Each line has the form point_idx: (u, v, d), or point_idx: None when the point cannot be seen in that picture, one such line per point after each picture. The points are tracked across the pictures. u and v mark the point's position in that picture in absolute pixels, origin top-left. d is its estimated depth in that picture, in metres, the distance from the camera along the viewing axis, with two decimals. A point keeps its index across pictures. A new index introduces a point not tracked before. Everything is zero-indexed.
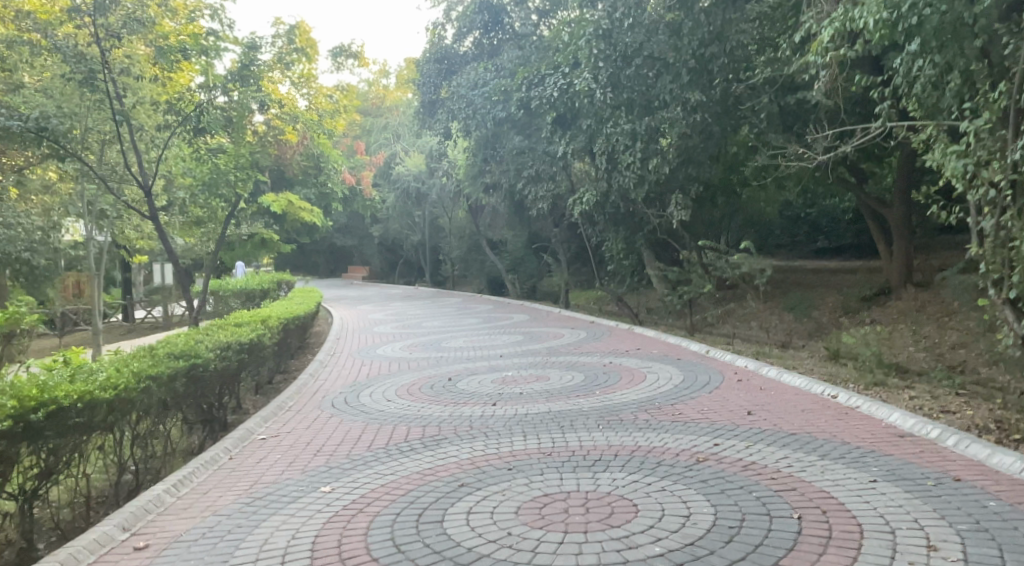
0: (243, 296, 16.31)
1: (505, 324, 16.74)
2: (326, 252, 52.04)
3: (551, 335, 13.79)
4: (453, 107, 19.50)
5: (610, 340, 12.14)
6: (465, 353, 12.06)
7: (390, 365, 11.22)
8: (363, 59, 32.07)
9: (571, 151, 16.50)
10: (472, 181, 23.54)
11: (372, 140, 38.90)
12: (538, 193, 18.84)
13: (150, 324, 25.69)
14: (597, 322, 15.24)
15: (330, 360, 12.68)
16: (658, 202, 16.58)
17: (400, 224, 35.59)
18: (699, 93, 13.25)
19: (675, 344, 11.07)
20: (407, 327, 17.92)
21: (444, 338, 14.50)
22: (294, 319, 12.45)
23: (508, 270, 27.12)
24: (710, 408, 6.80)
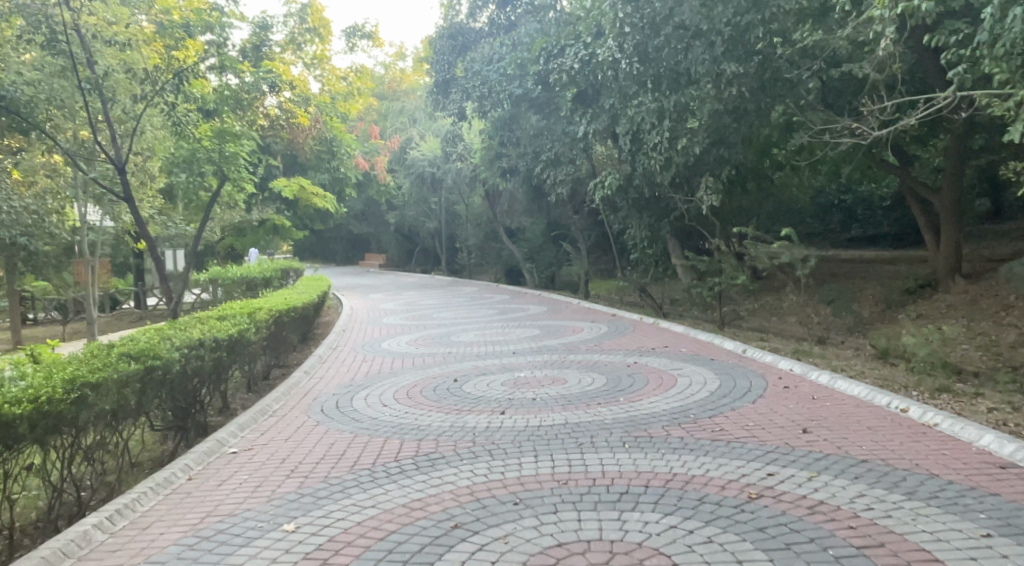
0: (244, 286, 15.38)
1: (521, 316, 15.77)
2: (342, 239, 51.31)
3: (569, 328, 12.80)
4: (468, 86, 18.48)
5: (633, 336, 11.10)
6: (475, 349, 11.06)
7: (392, 362, 10.24)
8: (377, 39, 31.15)
9: (592, 131, 15.62)
10: (488, 165, 22.55)
11: (388, 124, 38.02)
12: (557, 177, 17.80)
13: (160, 312, 25.02)
14: (619, 315, 14.19)
15: (330, 354, 11.73)
16: (686, 185, 15.50)
17: (416, 210, 34.70)
18: (735, 64, 12.17)
19: (707, 342, 10.00)
20: (418, 318, 17.05)
21: (455, 331, 13.53)
22: (292, 310, 11.54)
23: (526, 259, 26.13)
24: (755, 423, 5.76)
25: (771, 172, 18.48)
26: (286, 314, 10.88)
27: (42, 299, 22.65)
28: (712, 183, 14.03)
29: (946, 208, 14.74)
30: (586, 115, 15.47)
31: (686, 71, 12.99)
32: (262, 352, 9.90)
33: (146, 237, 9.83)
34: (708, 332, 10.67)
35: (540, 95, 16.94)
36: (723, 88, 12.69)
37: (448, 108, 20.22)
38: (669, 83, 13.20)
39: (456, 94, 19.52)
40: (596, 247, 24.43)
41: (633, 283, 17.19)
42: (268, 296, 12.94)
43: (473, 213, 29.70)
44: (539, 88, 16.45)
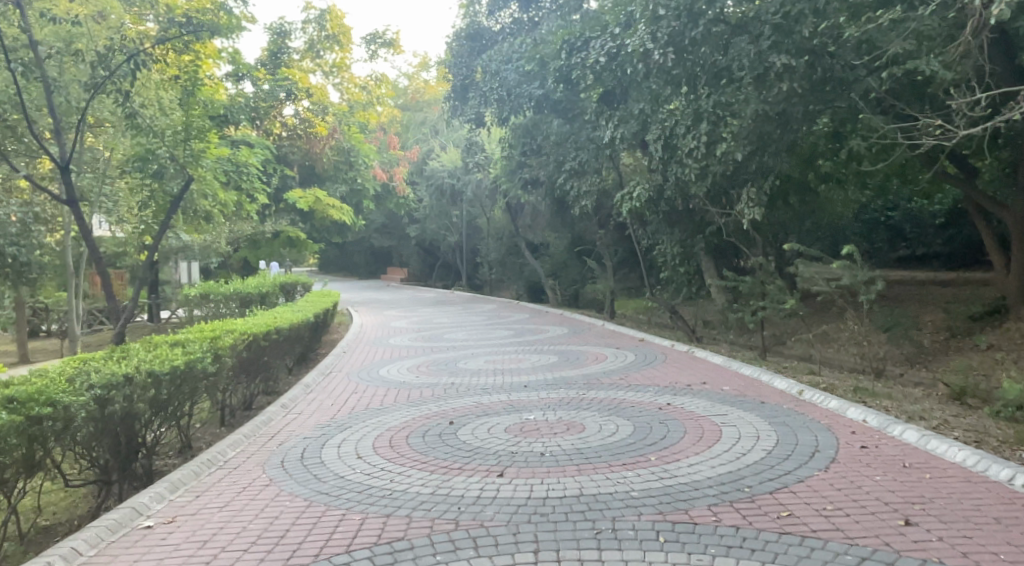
0: (238, 301, 14.21)
1: (539, 339, 14.38)
2: (365, 253, 50.24)
3: (590, 356, 11.39)
4: (486, 89, 17.26)
5: (662, 368, 9.65)
6: (483, 380, 9.65)
7: (386, 395, 8.90)
8: (398, 46, 30.15)
9: (619, 137, 14.21)
10: (509, 177, 21.29)
11: (410, 135, 37.01)
12: (581, 189, 16.47)
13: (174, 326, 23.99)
14: (647, 341, 12.74)
15: (321, 381, 10.43)
16: (722, 197, 14.08)
17: (436, 223, 33.54)
18: (786, 56, 10.72)
19: (751, 379, 8.52)
20: (427, 338, 15.74)
21: (463, 356, 12.16)
22: (281, 329, 10.32)
23: (549, 276, 24.81)
24: (834, 507, 4.31)
25: (816, 184, 17.00)
26: (270, 335, 9.64)
27: (53, 311, 21.74)
28: (754, 194, 12.52)
29: (1019, 225, 13.14)
30: (611, 120, 14.19)
31: (726, 69, 11.70)
32: (235, 380, 8.67)
33: (89, 242, 8.82)
34: (752, 365, 9.20)
35: (562, 96, 15.67)
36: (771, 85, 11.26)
37: (466, 113, 18.96)
38: (706, 81, 11.89)
39: (474, 96, 18.27)
40: (623, 264, 23.02)
41: (663, 304, 15.79)
42: (257, 314, 11.72)
43: (494, 227, 28.43)
44: (562, 90, 15.16)
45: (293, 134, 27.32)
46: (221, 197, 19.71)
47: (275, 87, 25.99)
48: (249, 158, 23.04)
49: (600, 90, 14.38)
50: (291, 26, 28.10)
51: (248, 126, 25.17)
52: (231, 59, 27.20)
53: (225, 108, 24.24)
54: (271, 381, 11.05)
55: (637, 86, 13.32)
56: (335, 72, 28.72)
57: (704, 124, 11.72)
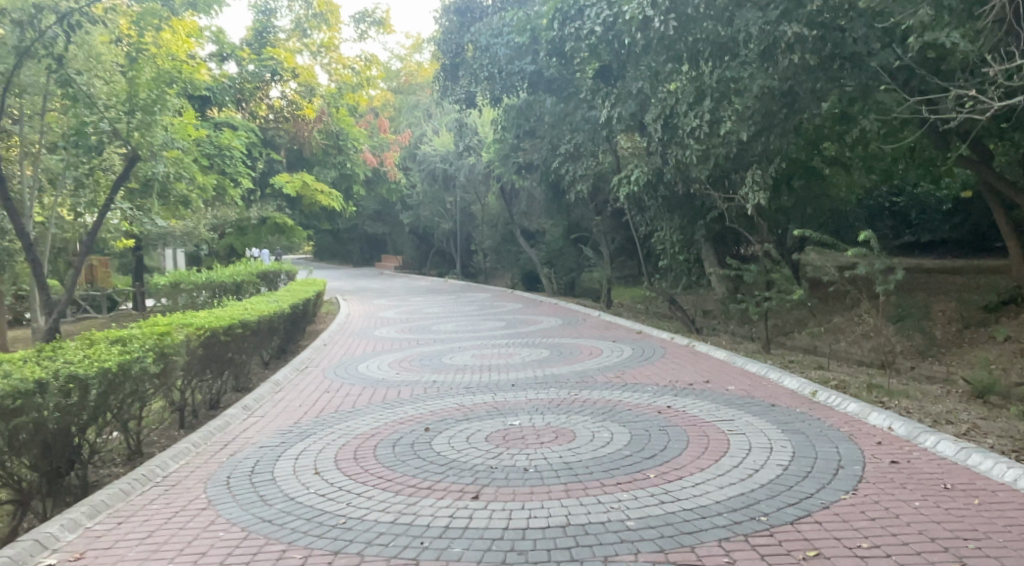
0: (210, 290, 13.41)
1: (530, 330, 13.65)
2: (360, 239, 49.39)
3: (584, 350, 10.65)
4: (476, 67, 16.47)
5: (660, 364, 8.92)
6: (467, 377, 8.92)
7: (359, 395, 8.14)
8: (388, 26, 29.16)
9: (616, 116, 13.45)
10: (501, 160, 20.50)
11: (402, 119, 36.13)
12: (576, 172, 15.71)
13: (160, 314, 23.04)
14: (645, 333, 12.02)
15: (294, 377, 9.68)
16: (725, 181, 13.32)
17: (429, 209, 32.74)
18: (798, 24, 9.92)
19: (759, 377, 7.79)
20: (414, 330, 14.99)
21: (449, 349, 11.44)
22: (252, 319, 9.57)
23: (544, 264, 24.09)
24: (870, 546, 3.61)
25: (821, 168, 16.28)
26: (237, 328, 8.90)
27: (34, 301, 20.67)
28: (759, 177, 11.74)
29: None
30: (606, 98, 13.41)
31: (731, 40, 10.96)
32: (194, 378, 7.95)
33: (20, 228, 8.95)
34: (759, 361, 8.46)
35: (555, 71, 14.86)
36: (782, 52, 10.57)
37: (456, 92, 18.12)
38: (710, 54, 11.16)
39: (464, 73, 17.40)
40: (620, 252, 22.29)
41: (661, 294, 15.09)
42: (227, 305, 10.96)
43: (487, 213, 27.66)
44: (556, 64, 14.35)
45: (280, 117, 26.94)
46: (201, 180, 18.96)
47: (261, 68, 25.19)
48: (231, 141, 22.35)
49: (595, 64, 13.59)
50: (276, 4, 27.33)
51: (232, 109, 24.55)
52: (214, 38, 26.68)
53: (207, 89, 23.39)
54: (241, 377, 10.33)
55: (635, 63, 12.56)
56: (322, 51, 27.71)
57: (706, 100, 10.92)
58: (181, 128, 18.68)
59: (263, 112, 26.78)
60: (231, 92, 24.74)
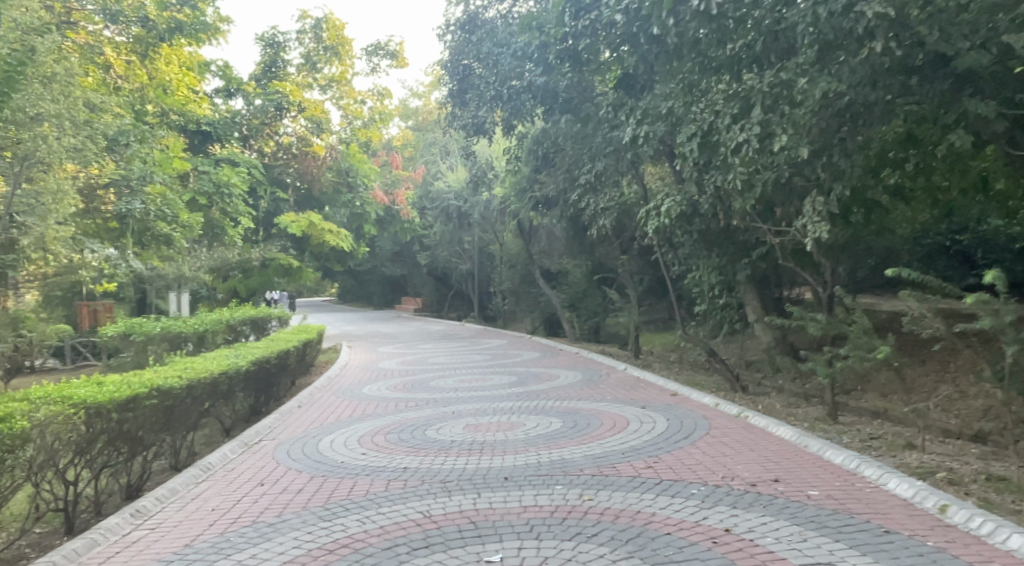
0: (166, 343, 11.28)
1: (544, 388, 11.52)
2: (380, 282, 47.65)
3: (606, 419, 8.51)
4: (483, 86, 14.63)
5: (706, 447, 6.76)
6: (455, 462, 6.85)
7: (299, 493, 6.07)
8: (402, 59, 27.53)
9: (641, 136, 11.46)
10: (517, 196, 18.62)
11: (418, 157, 34.47)
12: (597, 206, 13.77)
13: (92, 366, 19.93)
14: (681, 396, 9.88)
15: (234, 459, 7.65)
16: (774, 213, 11.32)
17: (446, 251, 30.94)
18: (879, 5, 7.98)
19: (848, 475, 5.63)
20: (411, 386, 12.91)
21: (442, 417, 9.35)
22: (182, 385, 7.62)
23: (565, 307, 22.11)
24: None
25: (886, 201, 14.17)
26: (150, 399, 6.94)
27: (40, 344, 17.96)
28: (822, 206, 9.57)
29: None
30: (631, 115, 11.49)
31: (788, 31, 9.05)
32: (74, 463, 6.18)
33: None
34: (841, 448, 6.31)
35: (571, 85, 12.94)
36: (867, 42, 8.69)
37: (465, 119, 16.10)
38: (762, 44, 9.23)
39: (471, 93, 15.39)
40: (649, 295, 20.19)
41: (699, 345, 12.90)
42: (173, 361, 9.09)
43: (505, 253, 25.77)
44: (570, 77, 12.46)
45: (288, 154, 25.35)
46: (184, 217, 17.26)
47: (266, 102, 23.85)
48: (231, 177, 20.88)
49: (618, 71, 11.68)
50: (285, 37, 25.88)
51: (232, 143, 23.03)
52: (221, 73, 25.38)
53: (206, 123, 21.88)
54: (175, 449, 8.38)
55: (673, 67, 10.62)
56: (332, 86, 26.31)
57: (756, 112, 8.86)
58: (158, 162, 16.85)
59: (268, 148, 25.13)
60: (232, 126, 23.22)
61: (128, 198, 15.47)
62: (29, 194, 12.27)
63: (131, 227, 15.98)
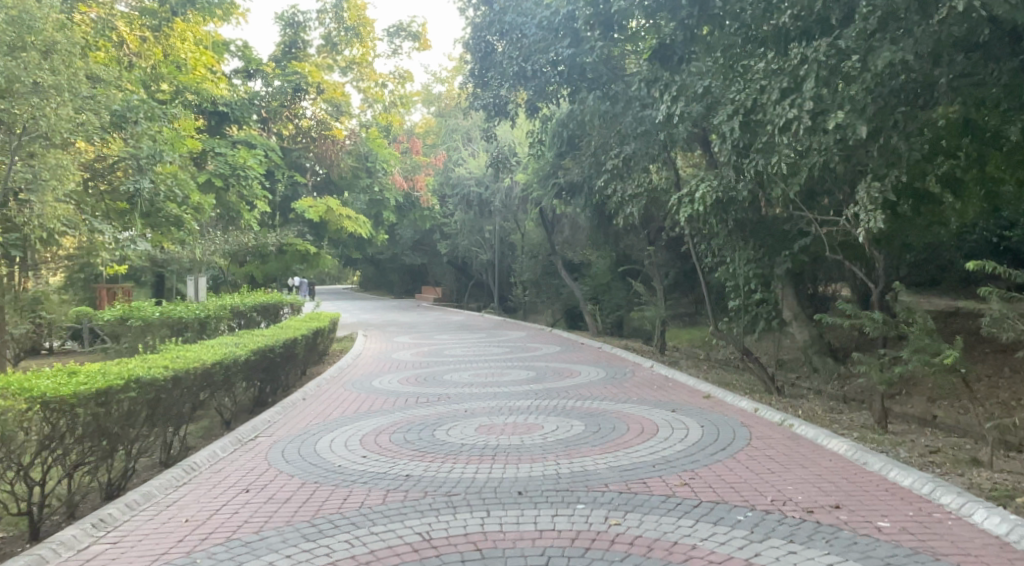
0: (165, 329, 10.63)
1: (565, 385, 10.72)
2: (400, 270, 47.02)
3: (633, 422, 7.71)
4: (506, 64, 13.79)
5: (748, 462, 5.96)
6: (464, 470, 6.09)
7: (286, 503, 5.36)
8: (425, 42, 26.73)
9: (676, 115, 10.59)
10: (541, 182, 17.79)
11: (440, 144, 33.68)
12: (625, 192, 12.92)
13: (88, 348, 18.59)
14: (715, 398, 9.04)
15: (222, 459, 6.95)
16: (819, 202, 10.41)
17: (467, 240, 30.21)
18: None
19: (923, 503, 4.82)
20: (423, 379, 12.17)
21: (453, 416, 8.60)
22: (165, 376, 6.90)
23: (588, 300, 21.28)
24: None
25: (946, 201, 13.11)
26: (123, 390, 6.22)
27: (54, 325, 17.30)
28: (877, 192, 8.63)
29: None
30: (666, 92, 10.60)
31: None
32: (35, 463, 5.54)
33: None
34: (908, 468, 5.49)
35: (600, 61, 12.05)
36: (938, 6, 7.76)
37: (486, 98, 15.25)
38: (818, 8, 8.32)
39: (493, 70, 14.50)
40: (675, 288, 19.31)
41: (732, 343, 12.00)
42: (166, 348, 8.43)
43: (527, 243, 24.98)
44: (600, 51, 11.60)
45: (307, 137, 24.66)
46: (196, 199, 16.77)
47: (285, 82, 23.17)
48: (247, 159, 20.21)
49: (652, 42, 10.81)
50: (305, 17, 25.11)
51: (250, 125, 22.39)
52: (239, 53, 24.72)
53: (223, 103, 21.18)
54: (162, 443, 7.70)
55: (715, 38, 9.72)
56: (352, 68, 25.49)
57: (808, 87, 7.95)
58: (170, 140, 16.27)
59: (287, 131, 24.43)
60: (251, 107, 22.52)
61: (138, 176, 14.87)
62: (29, 169, 11.63)
63: (139, 207, 15.33)
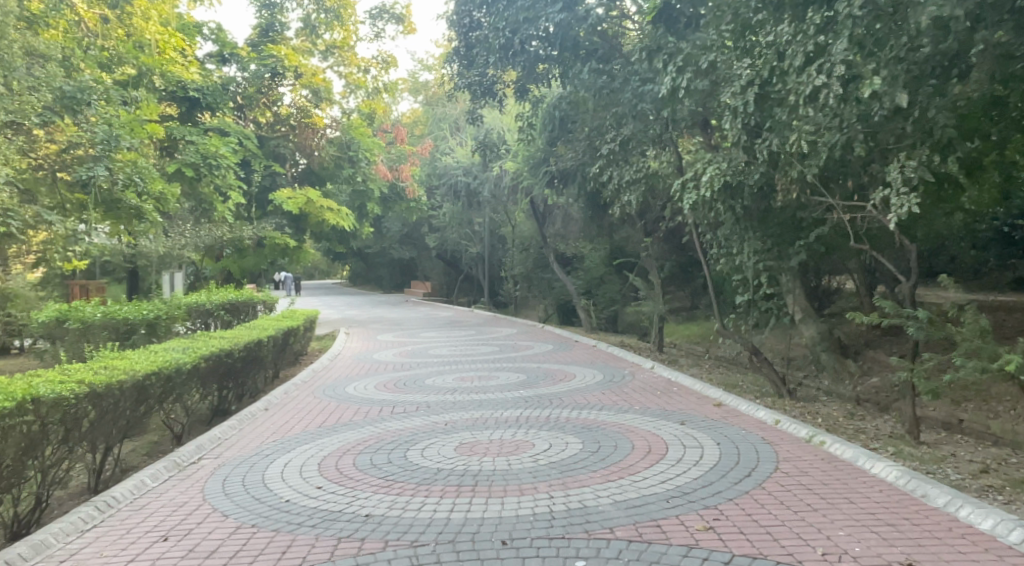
0: (109, 331, 9.56)
1: (558, 390, 9.66)
2: (389, 265, 45.82)
3: (638, 438, 6.65)
4: (491, 39, 12.66)
5: (781, 496, 4.91)
6: (437, 508, 5.03)
7: (208, 560, 4.33)
8: (409, 24, 25.47)
9: (679, 89, 9.52)
10: (530, 171, 16.67)
11: (427, 133, 32.48)
12: (622, 178, 11.89)
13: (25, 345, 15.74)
14: (727, 406, 8.00)
15: (154, 489, 5.91)
16: (840, 186, 9.36)
17: (456, 232, 29.10)
18: None
19: None
20: (403, 384, 11.07)
21: (431, 430, 7.51)
22: (82, 392, 5.97)
23: (581, 294, 20.25)
24: None
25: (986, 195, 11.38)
26: (9, 416, 5.22)
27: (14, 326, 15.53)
28: (913, 172, 7.50)
29: None
30: (668, 62, 9.53)
31: None
32: None
33: None
34: (984, 508, 4.44)
35: None
36: None
37: (470, 77, 14.07)
38: None
39: (478, 46, 13.31)
40: (673, 282, 18.27)
41: (739, 342, 10.94)
42: (101, 355, 7.43)
43: (518, 235, 23.89)
44: None
45: (286, 126, 23.40)
46: (158, 188, 15.31)
47: (261, 67, 21.94)
48: (219, 147, 18.83)
49: (657, 3, 9.69)
50: None
51: (224, 113, 21.09)
52: (214, 37, 23.41)
53: (194, 89, 19.80)
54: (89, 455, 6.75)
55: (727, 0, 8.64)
56: (333, 52, 23.98)
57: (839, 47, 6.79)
58: (127, 124, 14.97)
59: (265, 118, 23.11)
60: (226, 92, 21.17)
61: (91, 164, 13.51)
62: None
63: (94, 196, 13.97)
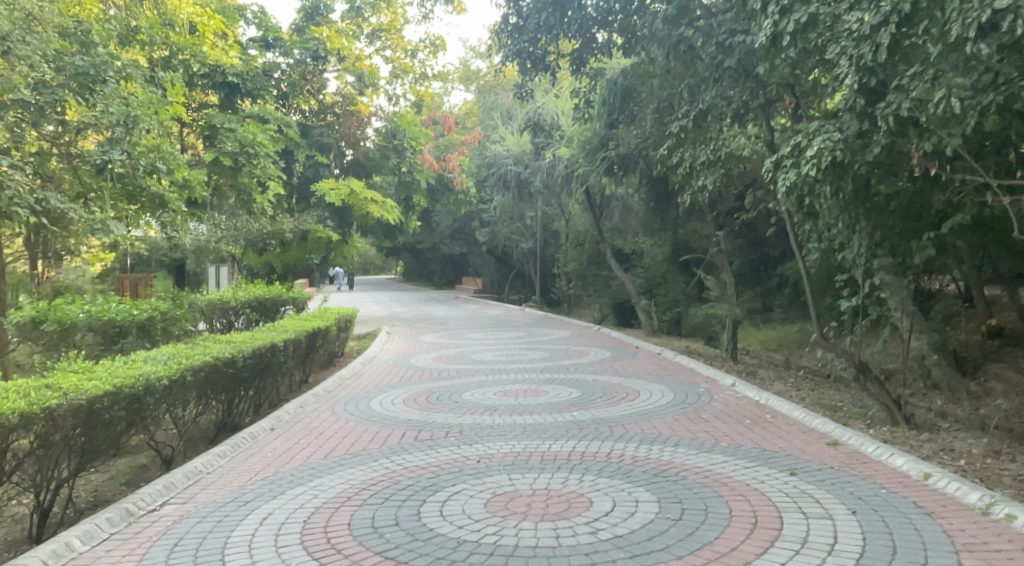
0: (93, 335, 8.38)
1: (619, 414, 7.91)
2: (441, 261, 44.52)
3: (735, 495, 4.84)
4: None
5: None
6: None
7: None
8: (461, 4, 23.76)
9: (780, 37, 7.55)
10: (587, 157, 14.84)
11: (480, 122, 30.80)
12: (697, 158, 10.03)
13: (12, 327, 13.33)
14: (844, 446, 6.14)
15: (79, 560, 4.43)
16: (987, 162, 7.37)
17: (507, 226, 27.46)
18: None
19: None
20: (436, 398, 9.42)
21: (458, 471, 5.83)
22: None
23: (640, 294, 18.40)
24: None
25: None
26: None
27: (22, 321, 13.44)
28: None
29: None
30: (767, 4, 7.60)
31: None
32: None
33: None
34: None
35: None
36: None
37: (520, 44, 12.20)
38: None
39: (531, 8, 11.46)
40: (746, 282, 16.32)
41: (843, 355, 8.98)
42: (60, 370, 6.04)
43: (573, 230, 22.15)
44: None
45: (330, 114, 21.97)
46: (181, 176, 13.65)
47: (303, 51, 20.54)
48: (257, 134, 17.03)
49: None
50: None
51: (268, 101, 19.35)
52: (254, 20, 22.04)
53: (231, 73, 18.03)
54: (26, 494, 5.42)
55: None
56: (379, 35, 22.05)
57: None
58: (150, 106, 13.37)
59: (308, 106, 21.66)
60: (268, 78, 19.73)
61: (107, 147, 11.72)
62: None
63: (112, 184, 12.13)
